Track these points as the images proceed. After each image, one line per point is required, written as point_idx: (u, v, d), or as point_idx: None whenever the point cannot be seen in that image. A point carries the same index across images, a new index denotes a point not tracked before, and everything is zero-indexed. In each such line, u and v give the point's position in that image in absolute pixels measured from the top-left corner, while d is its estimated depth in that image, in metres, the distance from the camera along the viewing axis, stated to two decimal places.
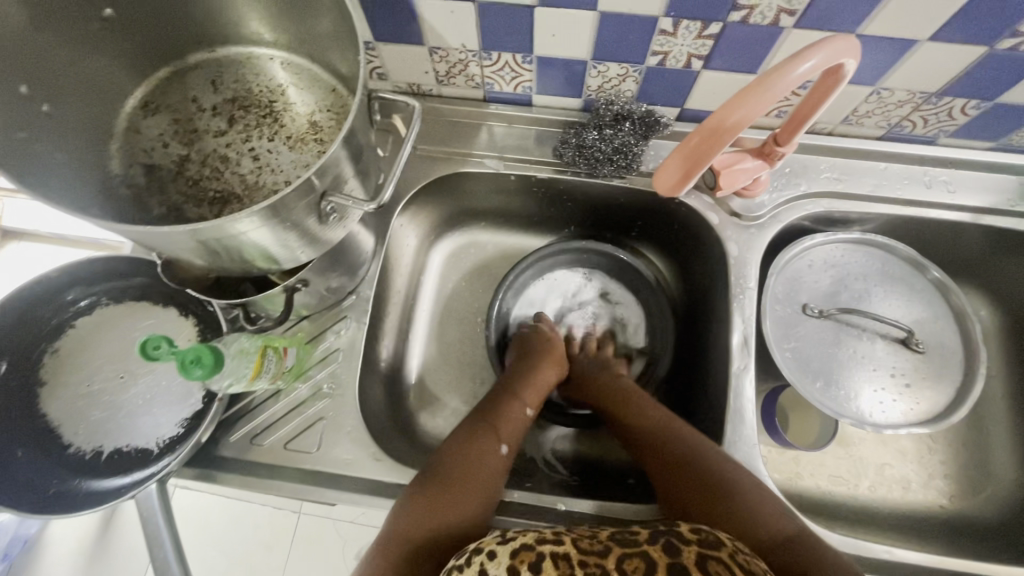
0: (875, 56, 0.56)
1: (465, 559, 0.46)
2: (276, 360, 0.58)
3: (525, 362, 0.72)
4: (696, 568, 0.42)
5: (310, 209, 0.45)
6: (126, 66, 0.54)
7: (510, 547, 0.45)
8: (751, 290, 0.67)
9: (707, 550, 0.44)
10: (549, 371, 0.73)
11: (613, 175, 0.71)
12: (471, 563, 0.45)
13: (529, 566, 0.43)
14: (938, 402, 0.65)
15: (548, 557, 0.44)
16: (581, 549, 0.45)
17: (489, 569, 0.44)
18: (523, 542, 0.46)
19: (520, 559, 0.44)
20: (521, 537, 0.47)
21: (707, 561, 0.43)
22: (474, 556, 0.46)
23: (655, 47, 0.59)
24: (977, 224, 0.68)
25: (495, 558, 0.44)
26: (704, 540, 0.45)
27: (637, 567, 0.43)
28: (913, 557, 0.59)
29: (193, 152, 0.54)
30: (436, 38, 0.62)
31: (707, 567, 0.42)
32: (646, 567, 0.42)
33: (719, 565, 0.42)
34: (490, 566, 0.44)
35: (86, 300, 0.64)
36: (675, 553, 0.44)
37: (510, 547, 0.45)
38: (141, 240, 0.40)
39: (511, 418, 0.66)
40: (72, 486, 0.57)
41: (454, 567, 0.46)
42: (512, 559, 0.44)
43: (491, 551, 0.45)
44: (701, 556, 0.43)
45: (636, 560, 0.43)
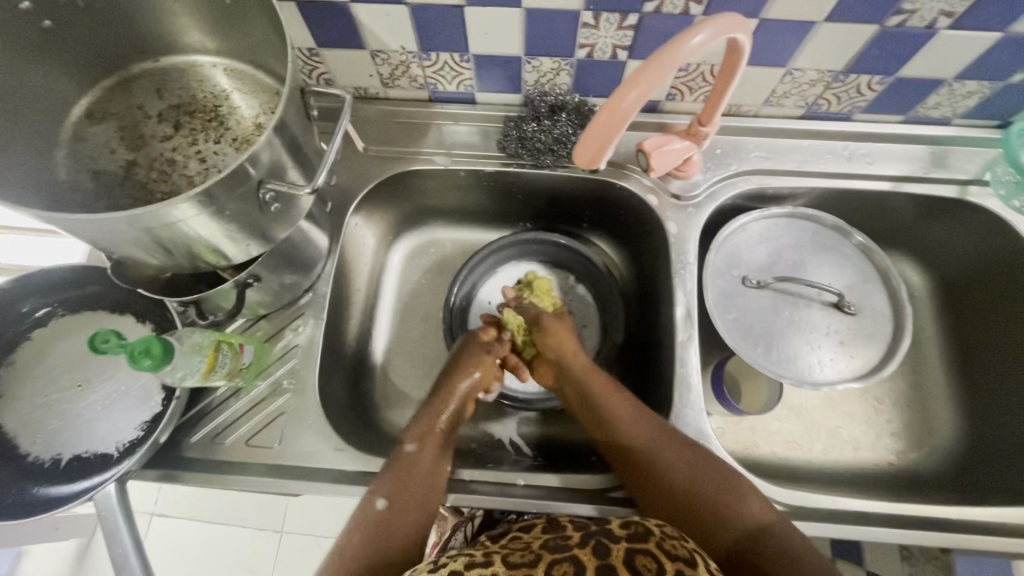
0: (781, 39, 0.61)
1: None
2: (231, 355, 0.59)
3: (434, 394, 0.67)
4: (624, 566, 0.42)
5: (251, 197, 0.48)
6: (70, 78, 0.56)
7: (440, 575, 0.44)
8: (691, 265, 0.71)
9: (635, 544, 0.45)
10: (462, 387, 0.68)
11: (557, 165, 0.75)
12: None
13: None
14: (870, 359, 0.69)
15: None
16: (509, 565, 0.44)
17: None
18: (452, 569, 0.45)
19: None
20: (451, 564, 0.46)
21: (636, 556, 0.43)
22: None
23: (581, 40, 0.63)
24: (898, 191, 0.73)
25: None
26: (631, 535, 0.46)
27: (566, 572, 0.42)
28: (857, 506, 0.61)
29: (140, 156, 0.56)
30: (376, 41, 0.65)
31: (634, 562, 0.43)
32: (574, 570, 0.42)
33: (647, 558, 0.43)
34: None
35: (42, 311, 0.65)
36: (603, 553, 0.44)
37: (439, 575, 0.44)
38: (80, 230, 0.43)
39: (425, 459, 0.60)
40: (30, 494, 0.57)
41: None
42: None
43: None
44: (629, 552, 0.44)
45: (565, 564, 0.43)
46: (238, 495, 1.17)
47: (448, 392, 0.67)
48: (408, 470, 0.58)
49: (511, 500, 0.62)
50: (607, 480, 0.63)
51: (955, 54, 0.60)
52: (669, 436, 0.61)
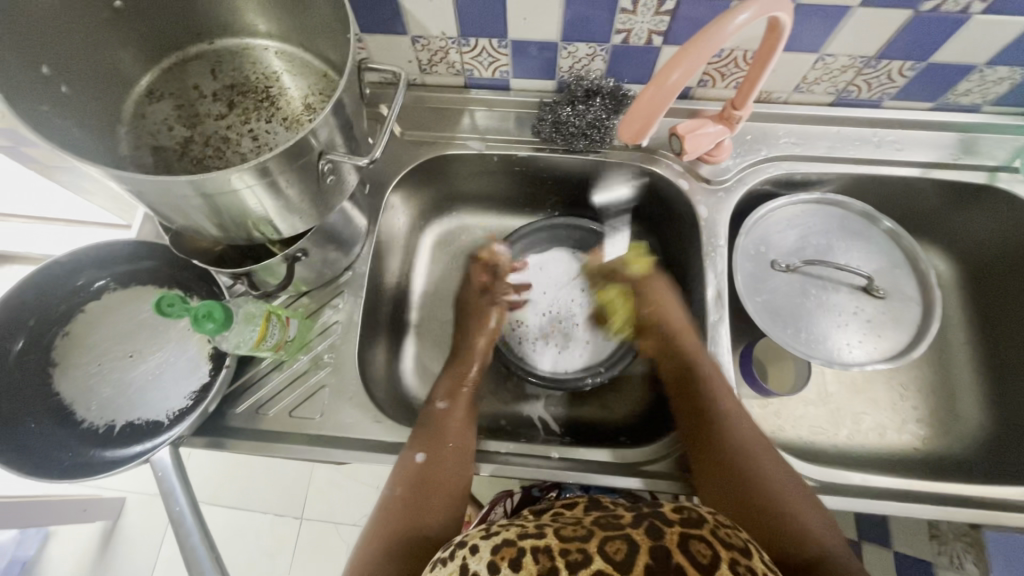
0: (814, 24, 0.62)
1: (449, 553, 0.48)
2: (280, 327, 0.62)
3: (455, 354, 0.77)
4: (678, 550, 0.43)
5: (311, 168, 0.51)
6: (130, 57, 0.58)
7: (492, 542, 0.47)
8: (722, 247, 0.72)
9: (689, 529, 0.46)
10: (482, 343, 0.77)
11: (589, 150, 0.77)
12: (454, 557, 0.47)
13: (510, 562, 0.44)
14: (899, 341, 0.70)
15: (527, 550, 0.45)
16: (562, 537, 0.46)
17: (470, 564, 0.45)
18: (505, 537, 0.47)
19: (500, 556, 0.45)
20: (504, 531, 0.48)
21: (690, 541, 0.45)
22: (458, 550, 0.48)
23: (618, 26, 0.65)
24: (927, 177, 0.74)
25: (477, 553, 0.46)
26: (685, 520, 0.47)
27: (619, 550, 0.44)
28: (886, 483, 0.62)
29: (196, 134, 0.59)
30: (418, 27, 0.68)
31: (689, 548, 0.44)
32: (628, 549, 0.44)
33: (701, 545, 0.44)
34: (473, 561, 0.45)
35: (97, 284, 0.67)
36: (657, 535, 0.45)
37: (492, 543, 0.47)
38: (155, 197, 0.46)
39: (455, 421, 0.65)
40: (87, 457, 0.60)
41: (439, 559, 0.48)
42: (493, 554, 0.45)
43: (474, 546, 0.47)
44: (682, 536, 0.45)
45: (618, 542, 0.45)
46: (262, 480, 1.20)
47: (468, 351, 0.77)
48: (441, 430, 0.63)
49: (548, 472, 0.63)
50: (641, 454, 0.64)
51: (988, 40, 0.62)
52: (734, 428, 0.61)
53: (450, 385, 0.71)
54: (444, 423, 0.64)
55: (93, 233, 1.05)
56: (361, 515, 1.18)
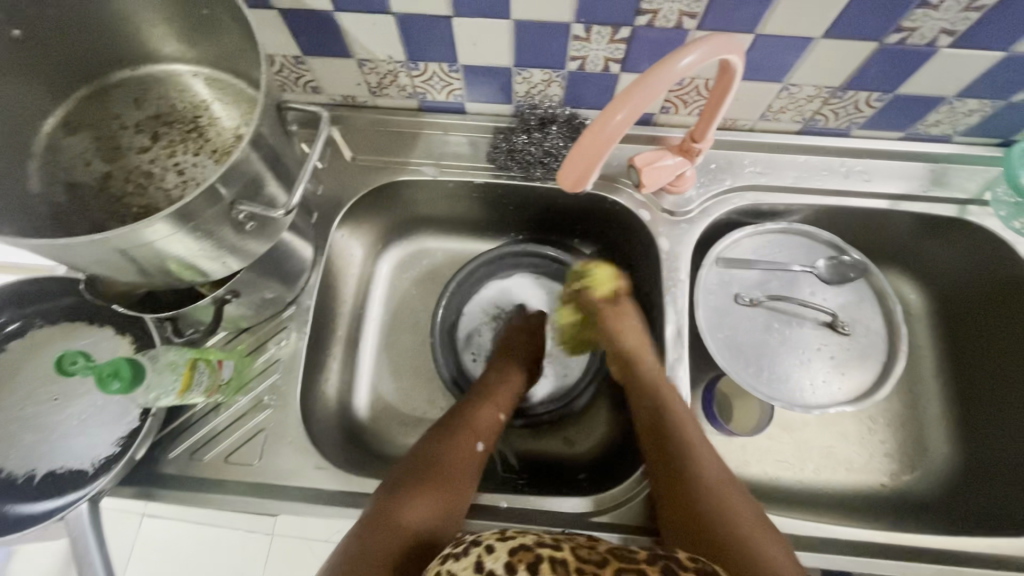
0: (776, 54, 0.59)
1: (463, 549, 0.46)
2: (209, 372, 0.58)
3: (497, 369, 0.75)
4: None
5: (227, 216, 0.47)
6: (41, 89, 0.54)
7: (509, 544, 0.46)
8: (682, 283, 0.69)
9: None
10: (520, 376, 0.75)
11: (547, 178, 0.74)
12: (468, 553, 0.45)
13: (528, 565, 0.43)
14: (864, 380, 0.68)
15: (545, 560, 0.44)
16: (581, 557, 0.45)
17: (486, 563, 0.44)
18: (522, 543, 0.46)
19: (518, 557, 0.44)
20: (521, 537, 0.47)
21: None
22: (472, 547, 0.46)
23: (572, 53, 0.61)
24: (896, 209, 0.71)
25: (493, 553, 0.45)
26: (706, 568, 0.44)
27: None
28: (846, 532, 0.60)
29: (117, 168, 0.55)
30: (362, 50, 0.64)
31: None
32: None
33: None
34: (488, 559, 0.44)
35: (12, 325, 0.63)
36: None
37: (509, 545, 0.45)
38: (48, 253, 0.42)
39: (488, 427, 0.67)
40: (1, 511, 0.56)
41: (448, 557, 0.46)
42: (510, 556, 0.44)
43: (490, 545, 0.46)
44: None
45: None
46: None
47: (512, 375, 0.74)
48: (473, 434, 0.65)
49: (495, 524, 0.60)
50: (594, 504, 0.61)
51: (957, 73, 0.59)
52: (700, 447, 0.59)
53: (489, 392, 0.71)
54: (473, 425, 0.66)
55: None
56: None
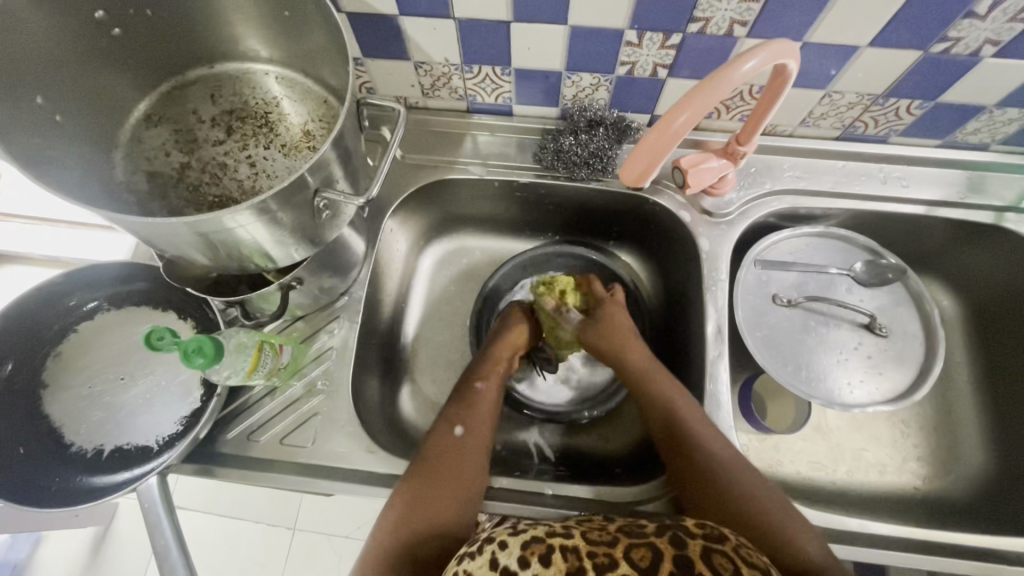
0: (822, 61, 0.61)
1: (477, 548, 0.48)
2: (273, 355, 0.61)
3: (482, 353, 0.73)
4: (701, 560, 0.44)
5: (306, 204, 0.50)
6: (130, 82, 0.58)
7: (522, 538, 0.47)
8: (722, 282, 0.71)
9: (711, 543, 0.46)
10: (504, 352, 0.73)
11: (590, 179, 0.76)
12: (482, 552, 0.47)
13: (540, 557, 0.45)
14: (902, 381, 0.69)
15: (556, 548, 0.46)
16: (590, 541, 0.47)
17: (500, 558, 0.45)
18: (534, 535, 0.48)
19: (530, 551, 0.45)
20: (531, 530, 0.49)
21: (712, 554, 0.45)
22: (486, 544, 0.48)
23: (623, 58, 0.64)
24: (933, 215, 0.73)
25: (506, 549, 0.46)
26: (707, 534, 0.47)
27: (645, 557, 0.44)
28: (885, 529, 0.61)
29: (194, 159, 0.58)
30: (420, 53, 0.67)
31: (711, 559, 0.44)
32: (652, 555, 0.44)
33: (722, 558, 0.44)
34: (502, 555, 0.45)
35: (89, 305, 0.67)
36: (680, 545, 0.45)
37: (521, 539, 0.47)
38: (143, 234, 0.45)
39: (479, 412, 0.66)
40: (74, 483, 0.59)
41: (466, 553, 0.48)
42: (522, 550, 0.46)
43: (502, 542, 0.47)
44: (705, 548, 0.45)
45: (643, 549, 0.45)
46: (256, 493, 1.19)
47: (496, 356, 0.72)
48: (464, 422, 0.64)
49: (541, 510, 0.62)
50: (633, 494, 0.63)
51: (999, 81, 0.61)
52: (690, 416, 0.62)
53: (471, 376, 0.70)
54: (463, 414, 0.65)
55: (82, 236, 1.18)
56: (353, 529, 1.17)
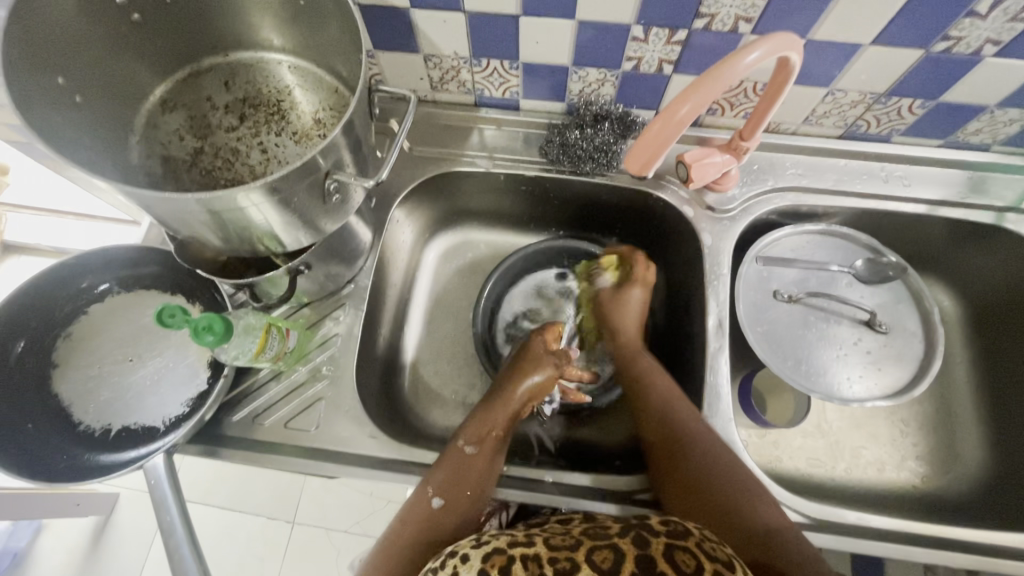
0: (826, 59, 0.62)
1: (440, 562, 0.46)
2: (279, 339, 0.62)
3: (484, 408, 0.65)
4: (663, 559, 0.43)
5: (317, 187, 0.51)
6: (147, 68, 0.59)
7: (483, 551, 0.46)
8: (724, 276, 0.72)
9: (674, 540, 0.45)
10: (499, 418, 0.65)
11: (596, 172, 0.77)
12: (444, 566, 0.46)
13: (501, 569, 0.43)
14: (901, 378, 0.70)
15: (517, 558, 0.44)
16: (551, 547, 0.46)
17: (461, 572, 0.44)
18: (495, 545, 0.46)
19: (491, 563, 0.44)
20: (494, 540, 0.47)
21: (675, 551, 0.44)
22: (448, 558, 0.46)
23: (629, 53, 0.65)
24: (934, 214, 0.73)
25: (467, 561, 0.45)
26: (670, 530, 0.47)
27: (607, 559, 0.44)
28: (881, 522, 0.61)
29: (207, 145, 0.60)
30: (430, 46, 0.68)
31: (674, 557, 0.43)
32: (614, 557, 0.43)
33: (686, 554, 0.43)
34: (462, 569, 0.44)
35: (100, 287, 0.68)
36: (643, 545, 0.45)
37: (483, 551, 0.46)
38: (155, 210, 0.46)
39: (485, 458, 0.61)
40: (81, 460, 0.60)
41: (430, 569, 0.46)
42: (483, 563, 0.44)
43: (464, 554, 0.46)
44: (668, 547, 0.44)
45: (605, 551, 0.44)
46: (256, 485, 1.20)
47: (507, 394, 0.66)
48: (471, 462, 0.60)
49: (540, 496, 0.63)
50: (634, 483, 0.64)
51: (1000, 82, 0.62)
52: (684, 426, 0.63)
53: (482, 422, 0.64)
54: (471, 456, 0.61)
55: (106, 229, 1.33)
56: (352, 522, 1.17)
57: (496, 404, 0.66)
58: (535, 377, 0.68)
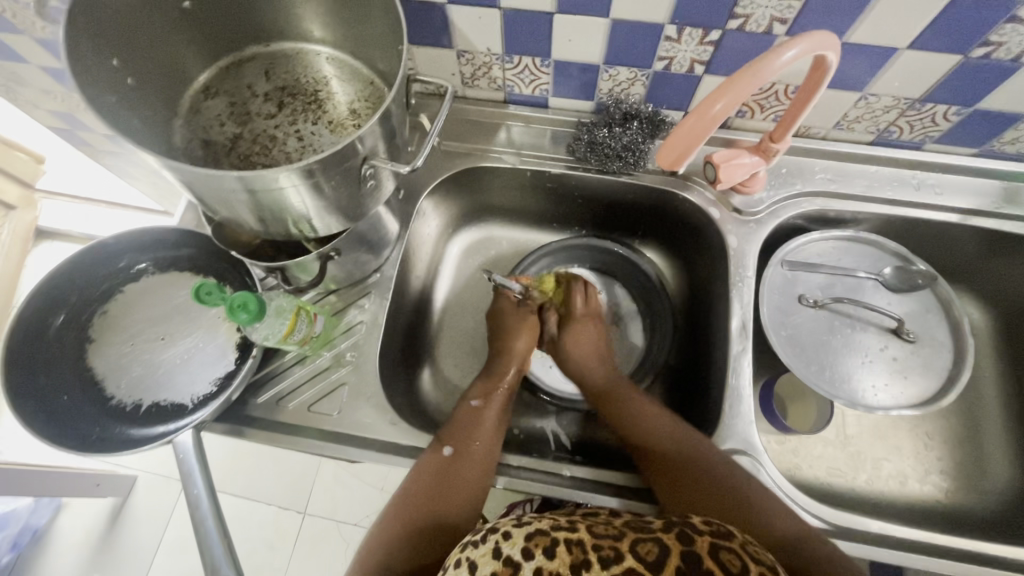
0: (861, 62, 0.62)
1: (481, 537, 0.47)
2: (308, 322, 0.64)
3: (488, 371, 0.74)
4: (708, 557, 0.42)
5: (353, 172, 0.52)
6: (193, 54, 0.61)
7: (525, 530, 0.46)
8: (749, 279, 0.72)
9: (719, 540, 0.44)
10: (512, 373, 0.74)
11: (622, 172, 0.78)
12: (487, 541, 0.46)
13: (544, 551, 0.43)
14: (927, 388, 0.69)
15: (561, 542, 0.44)
16: (595, 534, 0.45)
17: (504, 549, 0.44)
18: (537, 527, 0.46)
19: (535, 543, 0.44)
20: (536, 522, 0.47)
21: (720, 550, 0.43)
22: (490, 534, 0.47)
23: (661, 53, 0.65)
24: (966, 224, 0.72)
25: (511, 538, 0.45)
26: (716, 530, 0.45)
27: (651, 552, 0.43)
28: (904, 532, 0.61)
29: (246, 131, 0.61)
30: (464, 42, 0.69)
31: (719, 556, 0.42)
32: (659, 552, 0.42)
33: (732, 555, 0.42)
34: (506, 545, 0.45)
35: (138, 267, 0.70)
36: (688, 540, 0.44)
37: (526, 530, 0.46)
38: (198, 187, 0.47)
39: (486, 423, 0.66)
40: (113, 433, 0.62)
41: (469, 542, 0.48)
42: (527, 542, 0.45)
43: (507, 531, 0.46)
44: (714, 546, 0.43)
45: (650, 544, 0.43)
46: (270, 475, 1.21)
47: (510, 354, 0.76)
48: (476, 425, 0.65)
49: (558, 490, 0.63)
50: None
51: None
52: (665, 426, 0.64)
53: (486, 387, 0.71)
54: (475, 420, 0.66)
55: (134, 216, 1.37)
56: (363, 515, 1.18)
57: (495, 372, 0.74)
58: (524, 336, 0.78)
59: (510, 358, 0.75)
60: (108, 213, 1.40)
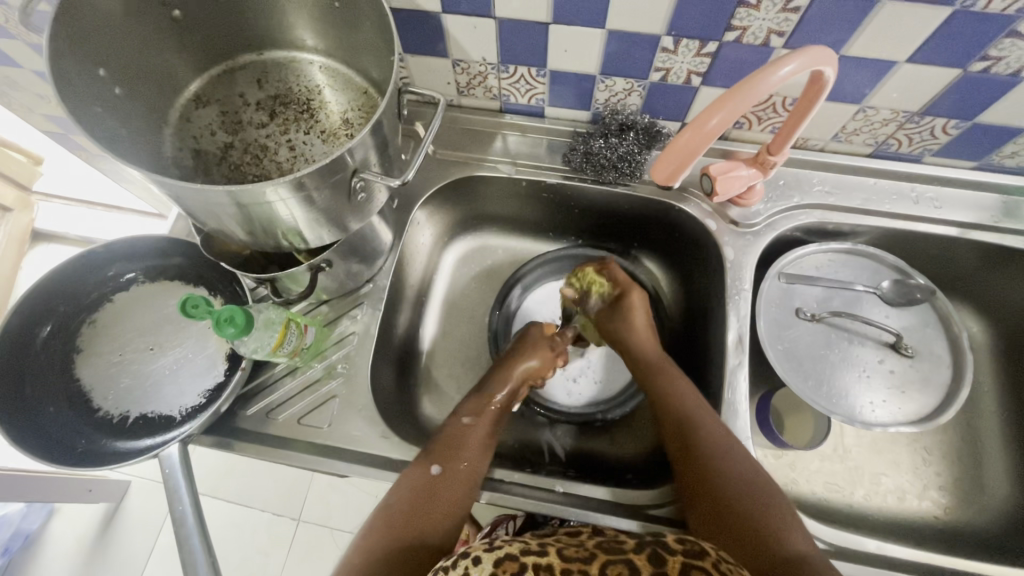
0: (859, 75, 0.61)
1: (451, 562, 0.45)
2: (298, 334, 0.63)
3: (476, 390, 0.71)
4: None
5: (343, 185, 0.51)
6: (184, 62, 0.61)
7: (495, 555, 0.45)
8: (746, 292, 0.71)
9: (691, 560, 0.43)
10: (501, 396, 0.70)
11: (618, 182, 0.77)
12: (456, 566, 0.45)
13: None
14: (925, 404, 0.68)
15: (530, 567, 0.43)
16: (564, 558, 0.45)
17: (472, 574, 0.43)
18: (508, 551, 0.45)
19: (502, 568, 0.43)
20: (507, 546, 0.46)
21: (691, 570, 0.42)
22: (460, 559, 0.45)
23: (657, 64, 0.65)
24: (965, 238, 0.72)
25: (479, 563, 0.44)
26: (689, 549, 0.45)
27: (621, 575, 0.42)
28: (900, 552, 0.60)
29: (237, 140, 0.61)
30: (459, 51, 0.69)
31: None
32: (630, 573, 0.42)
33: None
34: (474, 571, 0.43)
35: (127, 276, 0.69)
36: (660, 563, 0.43)
37: (495, 555, 0.45)
38: (183, 200, 0.47)
39: (473, 437, 0.64)
40: (99, 446, 0.61)
41: (440, 568, 0.46)
42: (495, 567, 0.43)
43: (477, 556, 0.45)
44: (686, 566, 0.43)
45: (621, 566, 0.43)
46: (264, 481, 1.20)
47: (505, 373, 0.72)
48: (462, 439, 0.63)
49: (549, 507, 0.62)
50: (650, 497, 0.62)
51: None
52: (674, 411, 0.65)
53: (476, 401, 0.69)
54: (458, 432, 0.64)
55: (128, 220, 1.36)
56: (357, 523, 1.17)
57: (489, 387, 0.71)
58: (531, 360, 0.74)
59: (502, 379, 0.71)
60: (102, 216, 1.39)
